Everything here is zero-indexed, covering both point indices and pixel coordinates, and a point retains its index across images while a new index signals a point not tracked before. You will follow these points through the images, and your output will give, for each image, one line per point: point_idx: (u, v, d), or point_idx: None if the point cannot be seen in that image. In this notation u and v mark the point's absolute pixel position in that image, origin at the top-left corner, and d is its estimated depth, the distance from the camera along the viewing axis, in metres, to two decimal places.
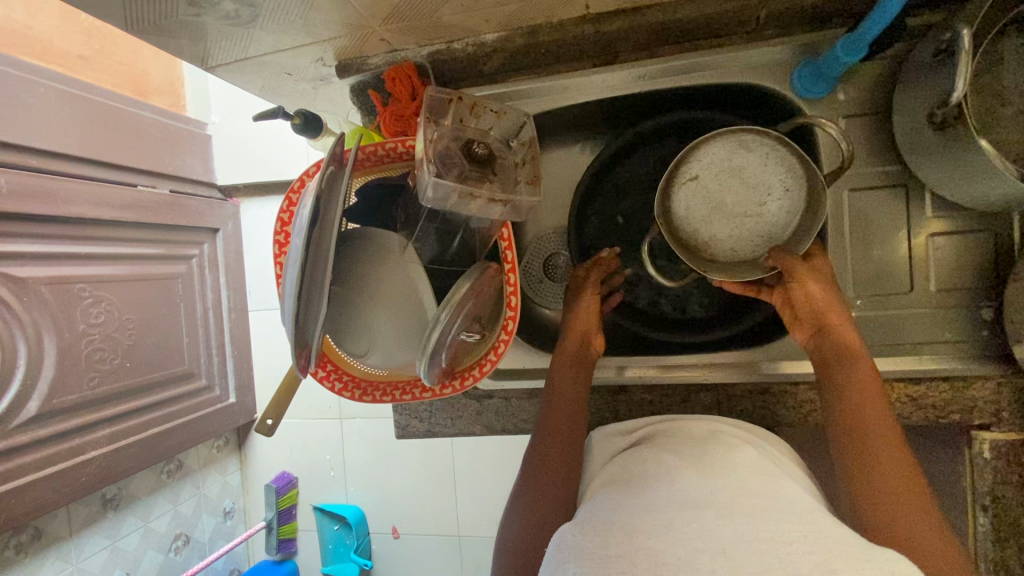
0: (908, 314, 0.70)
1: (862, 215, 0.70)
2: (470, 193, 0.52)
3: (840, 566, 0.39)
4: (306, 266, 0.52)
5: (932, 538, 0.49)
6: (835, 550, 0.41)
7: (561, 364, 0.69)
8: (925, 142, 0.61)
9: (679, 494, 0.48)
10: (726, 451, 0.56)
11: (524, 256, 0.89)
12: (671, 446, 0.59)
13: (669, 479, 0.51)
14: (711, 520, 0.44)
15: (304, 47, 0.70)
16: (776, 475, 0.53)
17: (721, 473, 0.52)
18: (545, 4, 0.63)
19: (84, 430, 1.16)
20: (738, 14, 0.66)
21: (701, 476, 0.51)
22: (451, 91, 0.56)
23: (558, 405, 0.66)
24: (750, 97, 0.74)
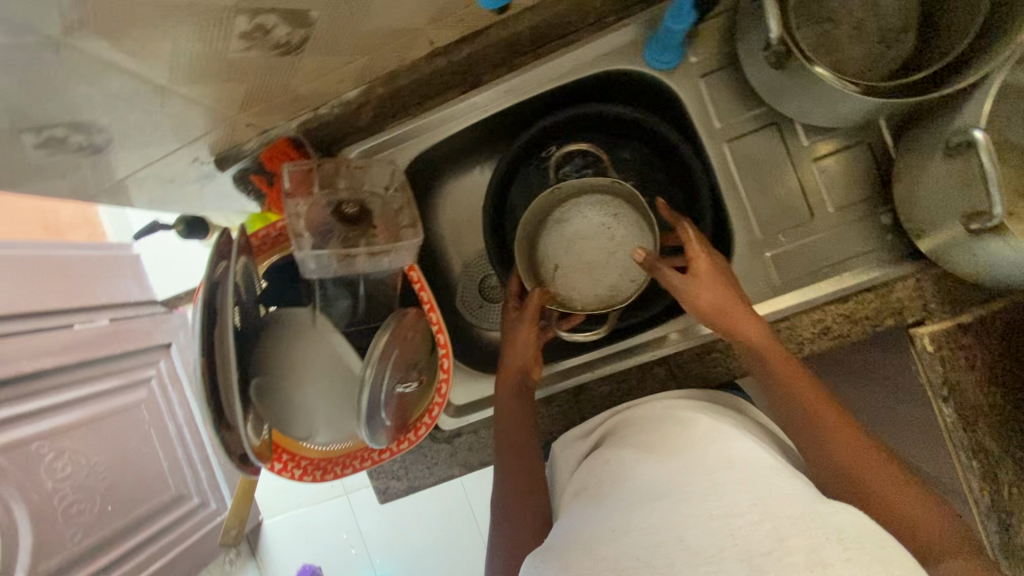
0: (818, 239, 0.72)
1: (747, 161, 0.73)
2: (350, 255, 0.56)
3: (791, 531, 0.39)
4: (213, 372, 0.53)
5: (887, 494, 0.49)
6: (785, 514, 0.41)
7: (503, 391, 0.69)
8: (774, 82, 0.64)
9: (633, 492, 0.48)
10: (684, 428, 0.56)
11: (457, 287, 0.90)
12: (631, 439, 0.59)
13: (628, 477, 0.51)
14: (666, 511, 0.43)
15: (174, 153, 0.70)
16: (731, 438, 0.53)
17: (676, 453, 0.52)
18: (390, 51, 0.65)
19: None
20: (577, 11, 0.69)
21: (654, 463, 0.51)
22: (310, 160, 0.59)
23: (511, 439, 0.65)
24: (614, 85, 0.77)
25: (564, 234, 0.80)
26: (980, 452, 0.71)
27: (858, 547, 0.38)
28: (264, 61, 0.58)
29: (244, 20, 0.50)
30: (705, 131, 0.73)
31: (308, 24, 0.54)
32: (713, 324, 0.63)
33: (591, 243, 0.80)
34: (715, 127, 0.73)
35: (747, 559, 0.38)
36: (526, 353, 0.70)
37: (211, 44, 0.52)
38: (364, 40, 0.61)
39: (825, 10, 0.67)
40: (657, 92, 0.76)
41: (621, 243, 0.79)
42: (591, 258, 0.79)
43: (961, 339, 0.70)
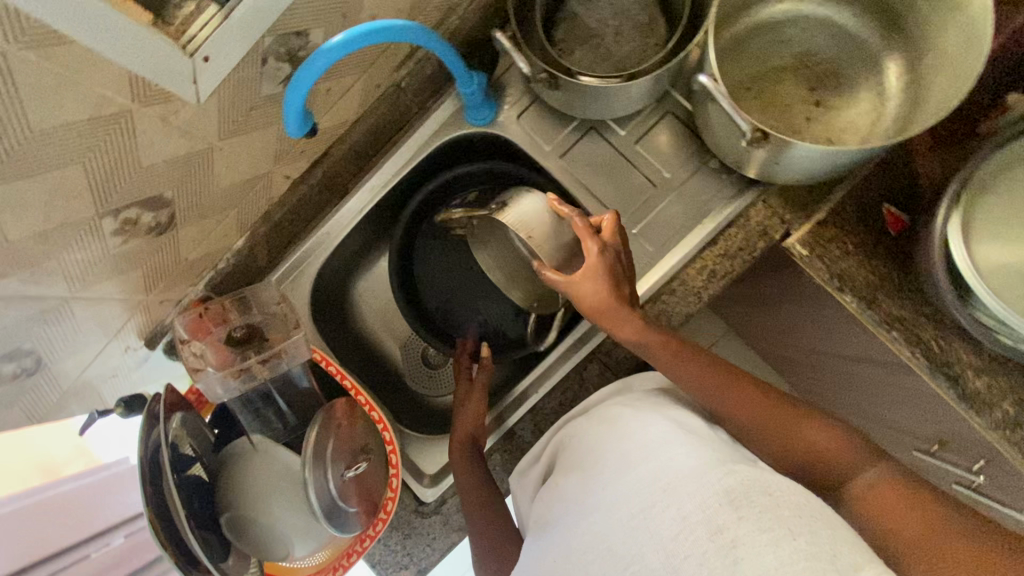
0: (669, 202, 0.80)
1: (584, 164, 0.83)
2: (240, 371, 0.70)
3: (692, 511, 0.46)
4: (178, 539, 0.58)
5: (806, 443, 0.57)
6: (687, 492, 0.48)
7: (455, 454, 0.77)
8: (564, 99, 0.75)
9: (573, 510, 0.54)
10: (609, 422, 0.62)
11: (402, 368, 0.96)
12: (572, 447, 0.65)
13: (570, 489, 0.57)
14: (597, 520, 0.50)
15: (105, 349, 0.79)
16: (645, 418, 0.59)
17: (603, 450, 0.58)
18: (252, 196, 0.76)
19: None
20: (395, 107, 0.82)
21: (586, 475, 0.56)
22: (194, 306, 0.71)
23: (472, 492, 0.72)
24: (457, 151, 0.89)
25: (498, 252, 0.80)
26: (896, 323, 0.73)
27: (747, 503, 0.46)
28: (147, 245, 0.68)
29: (110, 219, 0.61)
30: (539, 156, 0.84)
31: (168, 204, 0.65)
32: (600, 322, 0.65)
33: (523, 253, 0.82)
34: (546, 149, 0.84)
35: (663, 547, 0.45)
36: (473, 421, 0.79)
37: (93, 249, 0.62)
38: (225, 197, 0.72)
39: (587, 30, 0.80)
40: (492, 142, 0.88)
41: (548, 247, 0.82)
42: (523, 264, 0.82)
43: (827, 234, 0.74)
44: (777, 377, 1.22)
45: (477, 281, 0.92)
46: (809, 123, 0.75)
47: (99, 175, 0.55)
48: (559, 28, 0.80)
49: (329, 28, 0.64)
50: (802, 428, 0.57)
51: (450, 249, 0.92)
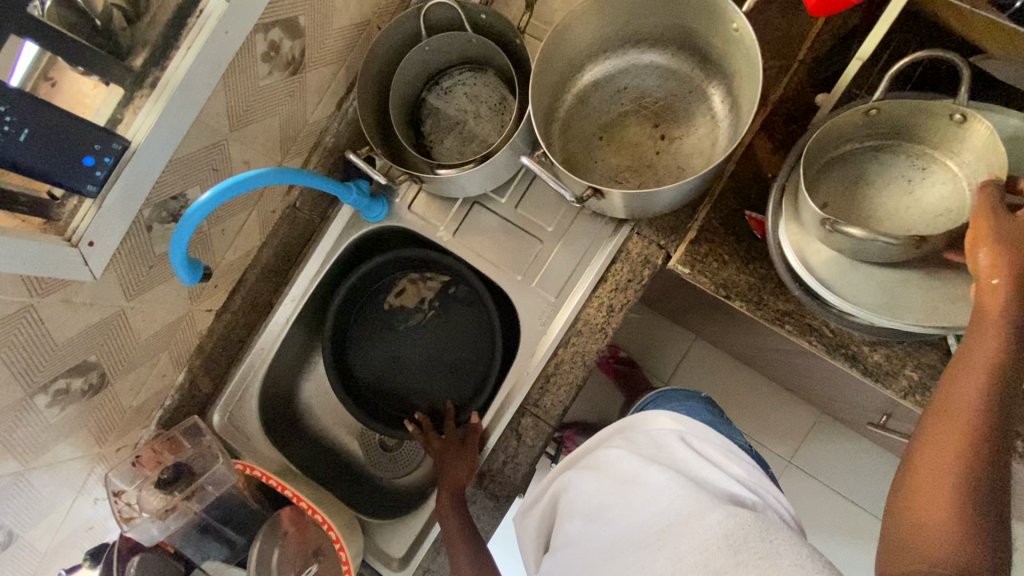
0: (558, 252, 0.87)
1: (476, 235, 0.90)
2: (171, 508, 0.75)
3: (689, 556, 0.53)
4: None
5: (938, 501, 0.42)
6: (686, 536, 0.55)
7: (443, 507, 0.79)
8: (435, 187, 0.84)
9: (588, 554, 0.62)
10: (609, 474, 0.69)
11: (362, 456, 1.01)
12: (575, 497, 0.71)
13: (584, 541, 0.65)
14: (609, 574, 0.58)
15: (74, 506, 0.84)
16: (645, 470, 0.66)
17: (610, 504, 0.65)
18: (181, 335, 0.84)
19: None
20: (295, 224, 0.91)
21: (597, 524, 0.64)
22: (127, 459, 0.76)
23: (459, 540, 0.75)
24: (367, 245, 0.96)
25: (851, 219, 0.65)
26: (786, 316, 0.74)
27: (741, 548, 0.52)
28: (87, 406, 0.75)
29: (41, 395, 0.67)
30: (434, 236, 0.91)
31: (93, 367, 0.72)
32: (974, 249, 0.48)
33: (910, 209, 0.64)
34: (440, 230, 0.91)
35: None
36: (460, 470, 0.82)
37: (32, 424, 0.69)
38: (151, 344, 0.79)
39: (450, 119, 0.89)
40: (393, 231, 0.96)
41: (929, 207, 0.63)
42: (926, 208, 0.64)
43: (701, 248, 0.77)
44: (757, 359, 1.23)
45: (408, 359, 0.96)
46: (659, 155, 0.82)
47: (19, 362, 0.62)
48: (424, 124, 0.89)
49: (205, 182, 0.72)
50: (958, 493, 0.41)
51: (378, 336, 0.98)
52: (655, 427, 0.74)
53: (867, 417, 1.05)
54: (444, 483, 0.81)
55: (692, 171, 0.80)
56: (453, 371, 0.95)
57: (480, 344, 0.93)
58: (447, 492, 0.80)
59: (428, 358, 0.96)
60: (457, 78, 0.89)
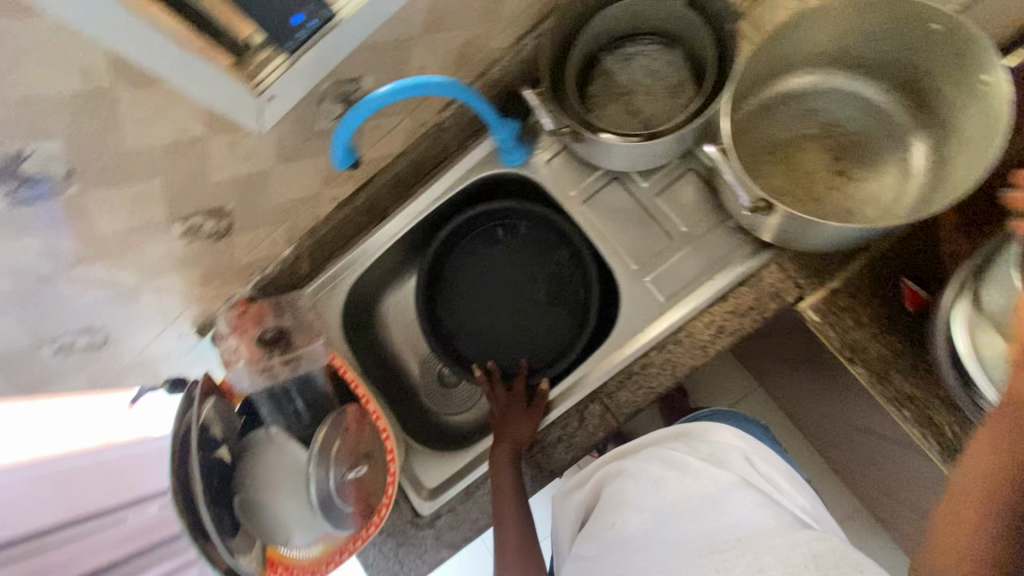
0: (683, 255, 0.83)
1: (605, 211, 0.87)
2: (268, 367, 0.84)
3: (764, 560, 0.56)
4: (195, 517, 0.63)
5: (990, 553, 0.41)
6: (763, 543, 0.58)
7: (500, 462, 0.81)
8: (587, 150, 0.81)
9: (648, 535, 0.66)
10: (675, 470, 0.72)
11: (419, 383, 1.03)
12: (633, 479, 0.75)
13: (640, 521, 0.68)
14: (669, 556, 0.61)
15: (162, 333, 0.89)
16: (716, 479, 0.70)
17: (674, 496, 0.69)
18: (302, 213, 0.85)
19: None
20: (435, 144, 0.90)
21: (652, 514, 0.68)
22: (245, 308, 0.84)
23: (507, 495, 0.78)
24: (493, 186, 0.96)
25: None
26: (909, 402, 0.68)
27: (825, 564, 0.54)
28: (207, 247, 0.78)
29: (179, 224, 0.71)
30: (563, 199, 0.88)
31: (227, 214, 0.75)
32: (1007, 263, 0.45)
33: None
34: (570, 193, 0.88)
35: None
36: (523, 429, 0.83)
37: (160, 247, 0.72)
38: (277, 212, 0.81)
39: (621, 88, 0.85)
40: (522, 181, 0.94)
41: None
42: None
43: (842, 301, 0.73)
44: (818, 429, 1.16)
45: (494, 308, 0.96)
46: (830, 193, 0.76)
47: (175, 186, 0.65)
48: (593, 83, 0.85)
49: (381, 75, 0.72)
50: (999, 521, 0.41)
51: (473, 277, 0.98)
52: (720, 439, 0.78)
53: (917, 535, 0.99)
54: (505, 436, 0.83)
55: (861, 219, 0.74)
56: (533, 336, 0.94)
57: (570, 319, 0.92)
58: (507, 449, 0.81)
59: (513, 315, 0.95)
60: (642, 47, 0.85)
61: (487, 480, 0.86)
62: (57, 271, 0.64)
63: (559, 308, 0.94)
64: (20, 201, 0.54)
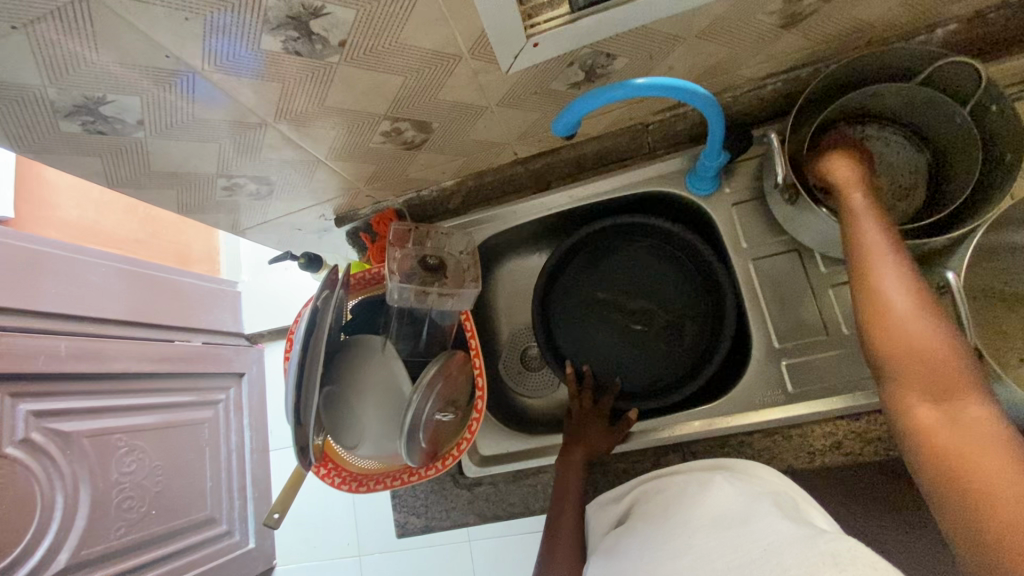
0: (832, 356, 0.78)
1: (770, 279, 0.83)
2: (425, 291, 0.66)
3: (790, 565, 0.47)
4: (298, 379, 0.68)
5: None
6: (789, 551, 0.49)
7: (568, 469, 0.81)
8: (789, 214, 0.76)
9: (663, 552, 0.58)
10: (703, 492, 0.66)
11: (503, 353, 1.03)
12: (663, 505, 0.68)
13: (662, 536, 0.61)
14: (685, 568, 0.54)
15: (309, 208, 0.92)
16: (754, 502, 0.62)
17: (696, 515, 0.62)
18: (484, 155, 0.85)
19: (119, 555, 1.35)
20: (631, 142, 0.87)
21: (669, 533, 0.61)
22: (410, 222, 0.71)
23: (566, 498, 0.78)
24: (664, 202, 0.92)
25: None
26: None
27: (842, 560, 0.45)
28: (393, 151, 0.79)
29: (386, 122, 0.71)
30: (732, 248, 0.85)
31: (428, 130, 0.75)
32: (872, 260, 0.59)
33: None
34: (742, 246, 0.85)
35: None
36: (602, 441, 0.83)
37: (359, 136, 0.73)
38: (465, 146, 0.81)
39: None
40: (695, 212, 0.90)
41: None
42: None
43: None
44: None
45: (611, 317, 0.95)
46: (1022, 365, 0.70)
47: (408, 88, 0.65)
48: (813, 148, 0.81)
49: (634, 64, 0.69)
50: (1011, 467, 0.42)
51: (604, 278, 0.96)
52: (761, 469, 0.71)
53: None
54: (581, 443, 0.82)
55: None
56: (637, 361, 0.93)
57: (680, 362, 0.91)
58: (577, 459, 0.81)
59: (625, 333, 0.94)
60: (882, 132, 0.79)
61: (543, 478, 0.86)
62: (271, 121, 0.66)
63: (674, 347, 0.92)
64: (289, 52, 0.55)
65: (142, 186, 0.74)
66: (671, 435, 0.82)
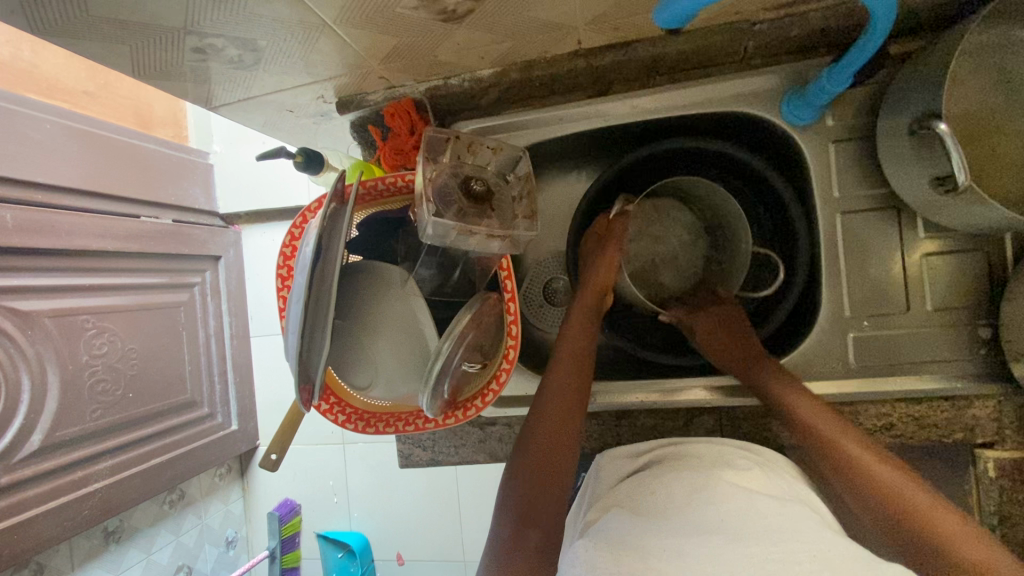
0: (906, 333, 0.70)
1: (857, 236, 0.71)
2: (470, 230, 0.51)
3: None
4: (307, 309, 0.55)
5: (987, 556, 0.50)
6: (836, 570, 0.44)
7: (574, 327, 0.74)
8: (900, 156, 0.63)
9: (686, 518, 0.52)
10: (732, 471, 0.60)
11: (524, 283, 0.92)
12: (677, 467, 0.62)
13: (688, 500, 0.55)
14: (719, 543, 0.48)
15: (305, 86, 0.71)
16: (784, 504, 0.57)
17: (718, 488, 0.56)
18: (539, 40, 0.65)
19: (97, 437, 1.29)
20: (726, 46, 0.68)
21: (697, 496, 0.55)
22: (450, 130, 0.55)
23: (563, 372, 0.69)
24: (748, 127, 0.76)
25: None
26: None
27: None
28: (424, 22, 0.58)
29: None
30: (821, 197, 0.71)
31: None
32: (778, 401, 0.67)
33: None
34: (832, 196, 0.71)
35: None
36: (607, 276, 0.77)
37: None
38: (519, 25, 0.61)
39: (988, 110, 0.65)
40: (782, 143, 0.75)
41: None
42: None
43: None
44: None
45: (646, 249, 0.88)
46: None
47: None
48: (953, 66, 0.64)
49: None
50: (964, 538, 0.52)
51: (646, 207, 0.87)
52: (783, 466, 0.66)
53: None
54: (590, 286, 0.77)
55: None
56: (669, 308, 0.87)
57: None
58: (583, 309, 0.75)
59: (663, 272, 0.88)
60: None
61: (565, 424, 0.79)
62: None
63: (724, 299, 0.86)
64: None
65: (78, 35, 0.53)
66: (712, 397, 0.75)
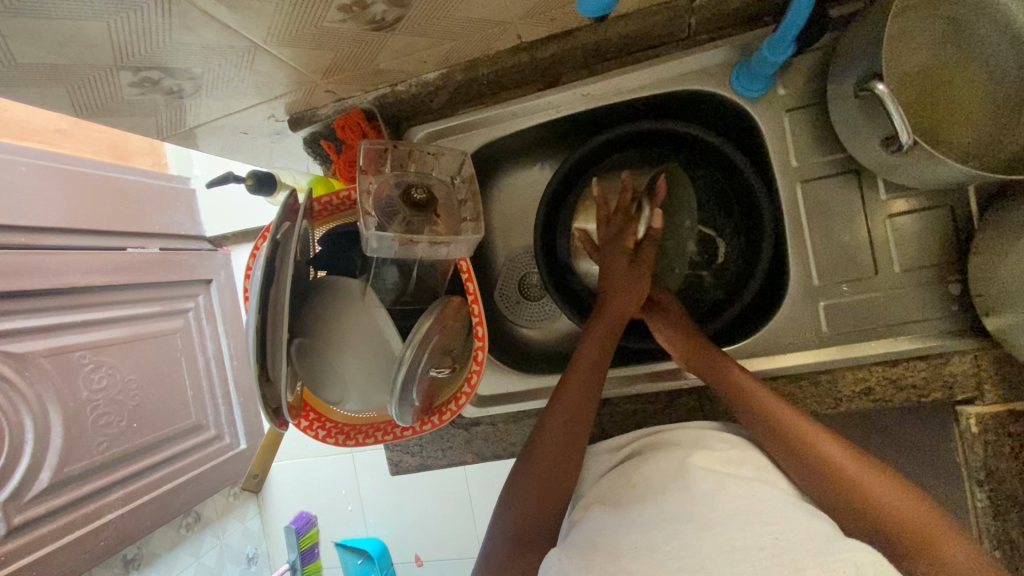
0: (877, 297, 0.69)
1: (820, 204, 0.70)
2: (411, 239, 0.53)
3: (806, 561, 0.42)
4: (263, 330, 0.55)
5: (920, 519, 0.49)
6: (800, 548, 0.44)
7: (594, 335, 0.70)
8: (851, 119, 0.62)
9: (664, 512, 0.51)
10: (708, 454, 0.59)
11: (497, 280, 0.92)
12: (656, 459, 0.62)
13: (665, 494, 0.54)
14: (692, 534, 0.47)
15: (254, 107, 0.71)
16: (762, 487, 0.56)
17: (692, 476, 0.55)
18: (478, 39, 0.65)
19: (106, 469, 1.31)
20: (668, 25, 0.67)
21: (673, 489, 0.54)
22: (387, 140, 0.58)
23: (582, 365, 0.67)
24: (701, 104, 0.75)
25: None
26: None
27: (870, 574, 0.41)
28: (356, 33, 0.58)
29: None
30: (779, 168, 0.71)
31: (405, 6, 0.54)
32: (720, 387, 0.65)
33: None
34: (790, 165, 0.71)
35: None
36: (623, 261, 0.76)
37: (310, 12, 0.52)
38: (454, 26, 0.61)
39: (936, 65, 0.64)
40: (736, 116, 0.74)
41: None
42: None
43: (1014, 427, 0.66)
44: None
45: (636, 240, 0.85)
46: None
47: None
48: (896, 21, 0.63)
49: None
50: (903, 508, 0.50)
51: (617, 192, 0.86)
52: None
53: None
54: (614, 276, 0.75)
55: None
56: None
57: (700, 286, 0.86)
58: (606, 324, 0.71)
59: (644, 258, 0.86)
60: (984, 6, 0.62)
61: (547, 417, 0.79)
62: None
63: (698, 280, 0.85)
64: None
65: (14, 82, 0.54)
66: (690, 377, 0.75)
